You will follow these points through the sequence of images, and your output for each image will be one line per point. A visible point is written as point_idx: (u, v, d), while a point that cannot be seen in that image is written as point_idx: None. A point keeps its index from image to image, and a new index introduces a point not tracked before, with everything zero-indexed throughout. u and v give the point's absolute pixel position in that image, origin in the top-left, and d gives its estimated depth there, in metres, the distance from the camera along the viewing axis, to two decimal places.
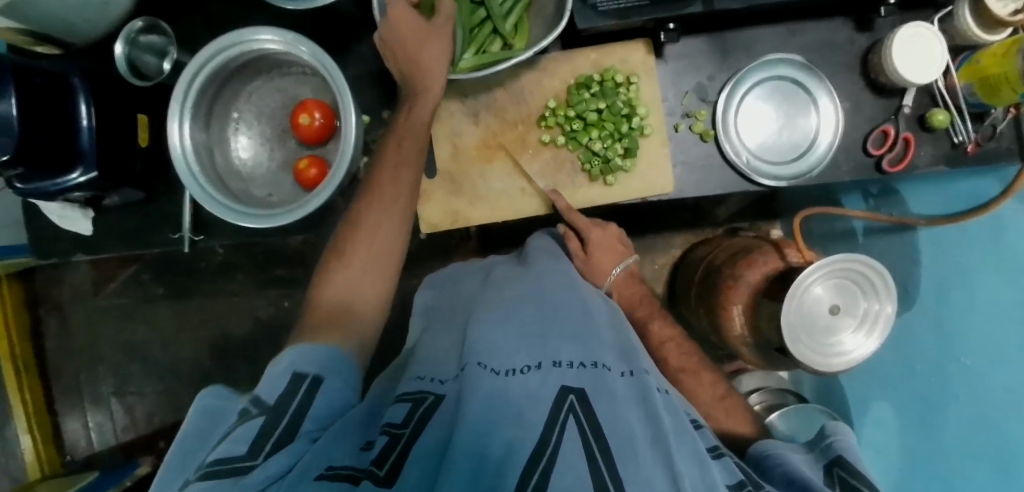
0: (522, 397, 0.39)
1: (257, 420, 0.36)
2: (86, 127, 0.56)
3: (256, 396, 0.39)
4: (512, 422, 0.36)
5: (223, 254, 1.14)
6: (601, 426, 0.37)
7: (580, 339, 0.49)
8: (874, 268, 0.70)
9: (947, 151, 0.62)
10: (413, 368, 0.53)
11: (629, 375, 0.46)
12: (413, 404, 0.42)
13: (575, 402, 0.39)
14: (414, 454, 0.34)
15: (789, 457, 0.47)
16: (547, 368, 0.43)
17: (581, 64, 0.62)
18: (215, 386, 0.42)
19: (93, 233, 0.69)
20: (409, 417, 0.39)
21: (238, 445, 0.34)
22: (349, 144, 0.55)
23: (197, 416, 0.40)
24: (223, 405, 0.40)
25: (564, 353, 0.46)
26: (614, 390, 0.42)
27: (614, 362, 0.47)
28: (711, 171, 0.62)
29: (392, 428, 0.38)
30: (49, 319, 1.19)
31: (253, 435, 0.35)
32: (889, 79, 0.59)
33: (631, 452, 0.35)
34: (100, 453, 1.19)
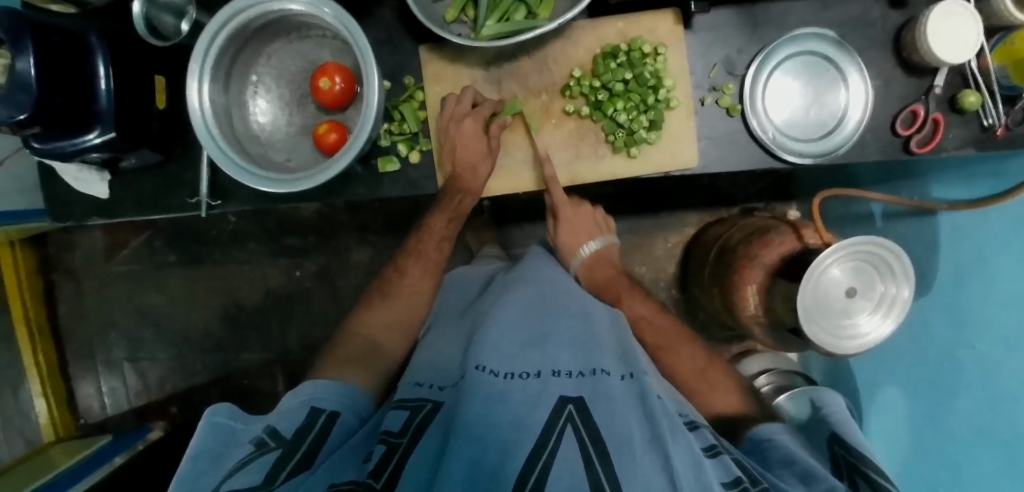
0: (522, 401, 0.41)
1: (274, 454, 0.41)
2: (104, 90, 0.54)
3: (274, 431, 0.44)
4: (509, 427, 0.38)
5: (235, 222, 1.15)
6: (600, 431, 0.38)
7: (578, 347, 0.50)
8: (893, 251, 0.69)
9: (977, 135, 0.61)
10: (413, 371, 0.55)
11: (630, 378, 0.45)
12: (410, 412, 0.45)
13: (573, 411, 0.39)
14: (408, 467, 0.37)
15: (792, 444, 0.49)
16: (545, 377, 0.44)
17: (608, 34, 0.60)
18: (220, 403, 0.47)
19: (110, 197, 0.69)
20: (406, 426, 0.43)
21: (255, 475, 0.38)
22: (372, 107, 0.53)
23: (205, 432, 0.44)
24: (231, 424, 0.46)
25: (563, 362, 0.47)
26: (613, 393, 0.43)
27: (614, 365, 0.47)
28: (736, 147, 0.61)
29: (389, 437, 0.41)
30: (63, 285, 1.19)
31: (267, 467, 0.39)
32: (922, 58, 0.58)
33: (628, 453, 0.37)
34: (112, 417, 1.21)
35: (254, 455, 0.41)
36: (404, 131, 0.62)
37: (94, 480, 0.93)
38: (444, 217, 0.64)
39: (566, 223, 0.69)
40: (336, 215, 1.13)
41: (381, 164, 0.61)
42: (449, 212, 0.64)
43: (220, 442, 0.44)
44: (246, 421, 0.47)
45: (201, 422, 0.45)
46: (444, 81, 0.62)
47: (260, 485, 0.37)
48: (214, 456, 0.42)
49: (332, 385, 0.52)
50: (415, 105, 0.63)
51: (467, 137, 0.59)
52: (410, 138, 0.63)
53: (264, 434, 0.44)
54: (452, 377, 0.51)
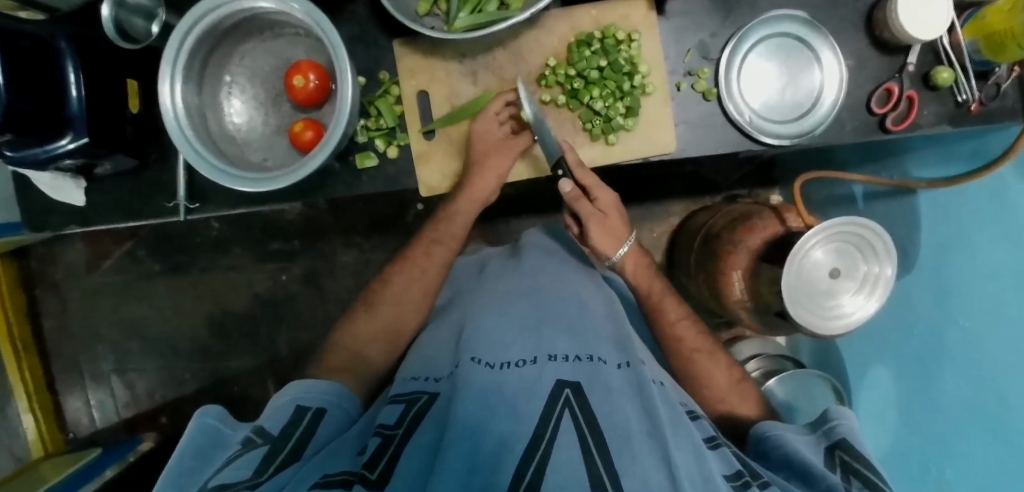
0: (518, 390, 0.40)
1: (262, 449, 0.40)
2: (75, 96, 0.54)
3: (261, 427, 0.44)
4: (507, 416, 0.37)
5: (219, 228, 1.14)
6: (599, 421, 0.37)
7: (575, 332, 0.50)
8: (874, 230, 0.70)
9: (951, 111, 0.62)
10: (408, 364, 0.55)
11: (626, 367, 0.47)
12: (405, 406, 0.44)
13: (571, 395, 0.40)
14: (403, 458, 0.36)
15: (790, 440, 0.48)
16: (542, 362, 0.44)
17: (581, 22, 0.60)
18: (211, 406, 0.47)
19: (87, 204, 0.68)
20: (401, 419, 0.42)
21: (244, 470, 0.37)
22: (347, 102, 0.53)
23: (194, 433, 0.44)
24: (219, 427, 0.46)
25: (559, 347, 0.47)
26: (611, 383, 0.43)
27: (609, 354, 0.48)
28: (714, 130, 0.62)
29: (384, 429, 0.41)
30: (46, 298, 1.18)
31: (257, 461, 0.38)
32: (894, 35, 0.58)
33: (627, 441, 0.36)
34: (102, 430, 1.19)
35: (242, 451, 0.40)
36: (380, 127, 0.62)
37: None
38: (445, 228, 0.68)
39: (606, 213, 0.62)
40: (321, 217, 1.12)
41: (359, 160, 0.61)
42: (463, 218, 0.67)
43: (208, 443, 0.44)
44: (236, 427, 0.47)
45: (190, 424, 0.45)
46: (420, 75, 0.62)
47: (250, 478, 0.36)
48: (203, 459, 0.41)
49: (329, 385, 0.52)
50: (391, 100, 0.62)
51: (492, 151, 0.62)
52: (387, 133, 0.63)
53: (251, 432, 0.43)
54: (447, 368, 0.50)
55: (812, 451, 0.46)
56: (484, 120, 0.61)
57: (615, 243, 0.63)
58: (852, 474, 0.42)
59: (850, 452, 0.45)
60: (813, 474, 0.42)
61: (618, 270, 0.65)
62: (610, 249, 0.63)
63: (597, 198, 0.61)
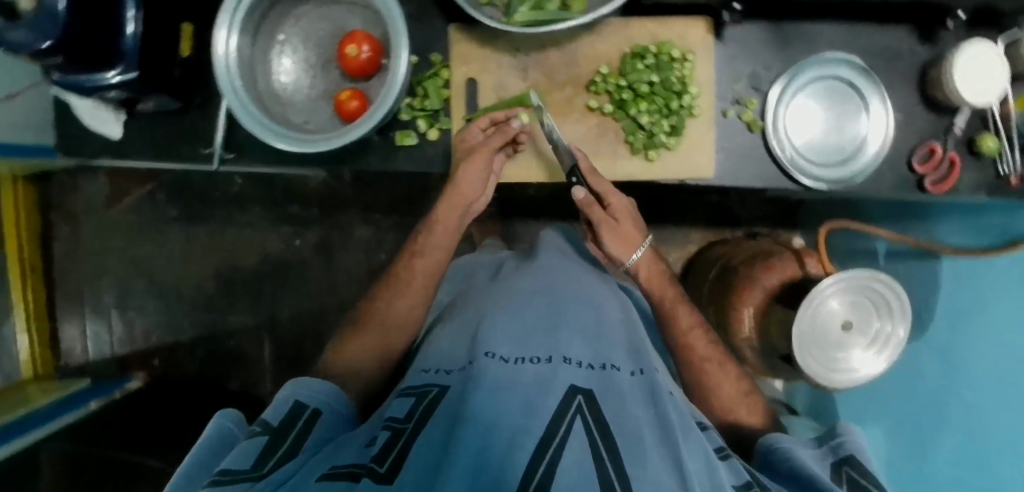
0: (532, 387, 0.40)
1: (263, 438, 0.42)
2: (131, 33, 0.54)
3: (262, 419, 0.45)
4: (520, 412, 0.37)
5: (241, 184, 1.15)
6: (610, 428, 0.38)
7: (590, 338, 0.50)
8: (893, 289, 0.69)
9: (991, 180, 0.61)
10: (421, 359, 0.55)
11: (638, 374, 0.47)
12: (415, 400, 0.45)
13: (583, 402, 0.39)
14: (413, 454, 0.36)
15: (797, 452, 0.47)
16: (557, 363, 0.44)
17: (638, 34, 0.61)
18: (227, 410, 0.47)
19: (123, 138, 0.68)
20: (411, 413, 0.43)
21: (244, 460, 0.39)
22: (397, 78, 0.54)
23: (211, 436, 0.44)
24: (235, 432, 0.46)
25: (574, 351, 0.46)
26: (623, 391, 0.43)
27: (623, 362, 0.48)
28: (753, 162, 0.62)
29: (394, 424, 0.41)
30: (60, 226, 1.18)
31: (256, 453, 0.40)
32: (946, 96, 0.58)
33: (638, 450, 0.36)
34: (94, 363, 1.20)
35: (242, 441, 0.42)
36: (425, 107, 0.62)
37: (58, 425, 0.88)
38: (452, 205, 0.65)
39: (618, 219, 0.61)
40: (343, 189, 1.13)
41: (399, 137, 0.62)
42: (462, 203, 0.64)
43: (223, 446, 0.44)
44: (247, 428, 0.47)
45: (207, 427, 0.45)
46: (472, 62, 0.62)
47: (249, 471, 0.38)
48: (213, 454, 0.42)
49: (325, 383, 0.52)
50: (440, 83, 0.63)
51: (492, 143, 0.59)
52: (430, 114, 0.63)
53: (254, 424, 0.44)
54: (460, 361, 0.49)
55: (820, 465, 0.46)
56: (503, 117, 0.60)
57: (628, 249, 0.62)
58: None
59: (859, 469, 0.45)
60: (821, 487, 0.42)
61: (634, 277, 0.64)
62: (624, 255, 0.62)
63: (610, 206, 0.61)
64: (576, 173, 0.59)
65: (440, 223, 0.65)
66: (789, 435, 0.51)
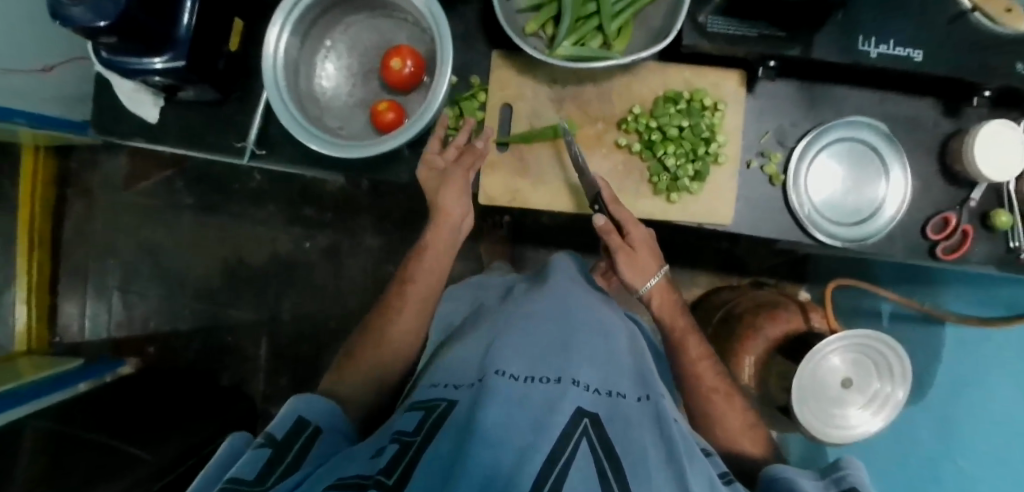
0: (541, 406, 0.41)
1: (265, 451, 0.41)
2: (185, 22, 0.55)
3: (267, 432, 0.44)
4: (528, 430, 0.38)
5: (260, 181, 1.16)
6: (614, 445, 0.39)
7: (598, 363, 0.50)
8: (897, 352, 0.70)
9: (1002, 255, 0.63)
10: (430, 375, 0.55)
11: (645, 400, 0.48)
12: (424, 413, 0.45)
13: (589, 426, 0.40)
14: (419, 468, 0.36)
15: (799, 483, 0.46)
16: (566, 384, 0.44)
17: (673, 80, 0.63)
18: (240, 431, 0.46)
19: (158, 123, 0.69)
20: (420, 426, 0.43)
21: (247, 471, 0.38)
22: (437, 95, 0.55)
23: (223, 454, 0.43)
24: (242, 450, 0.45)
25: (583, 374, 0.47)
26: (628, 415, 0.44)
27: (629, 387, 0.49)
28: (772, 214, 0.63)
29: (403, 436, 0.42)
30: (74, 201, 1.19)
31: (259, 465, 0.39)
32: (965, 169, 0.60)
33: (642, 471, 0.38)
34: (89, 343, 1.19)
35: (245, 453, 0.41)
36: (458, 126, 0.64)
37: (18, 414, 0.84)
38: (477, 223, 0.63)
39: (637, 247, 0.61)
40: (359, 197, 1.14)
41: None
42: (456, 220, 0.64)
43: (230, 461, 0.43)
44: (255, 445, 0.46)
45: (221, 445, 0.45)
46: (510, 89, 0.63)
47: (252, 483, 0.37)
48: (220, 469, 0.41)
49: (325, 400, 0.52)
50: (476, 105, 0.64)
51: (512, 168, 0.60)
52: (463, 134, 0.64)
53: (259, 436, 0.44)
54: (469, 377, 0.49)
55: None
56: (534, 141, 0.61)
57: (642, 275, 0.62)
58: None
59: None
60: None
61: (646, 302, 0.65)
62: (638, 282, 0.63)
63: (630, 233, 0.60)
64: (599, 201, 0.60)
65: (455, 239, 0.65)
66: (792, 466, 0.49)
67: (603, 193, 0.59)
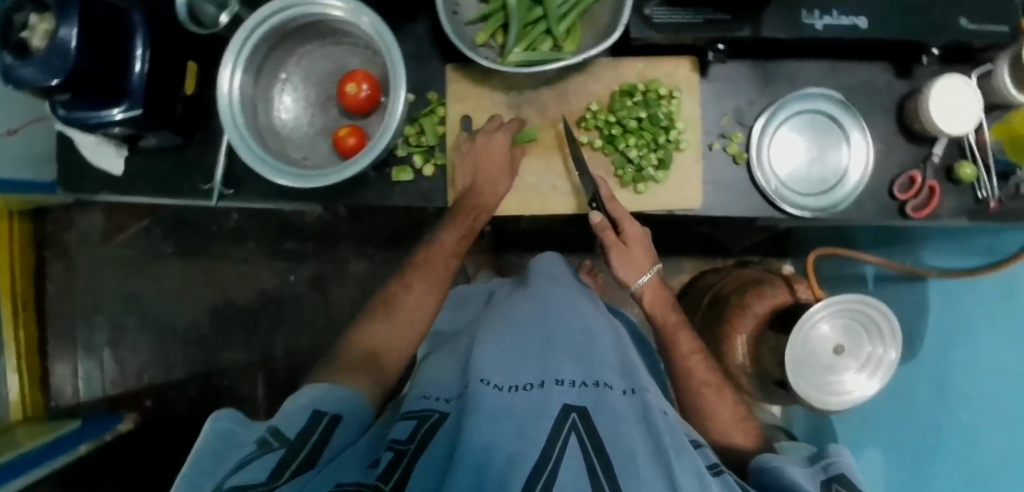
0: (526, 412, 0.41)
1: (276, 453, 0.39)
2: (138, 70, 0.56)
3: (275, 430, 0.43)
4: (514, 438, 0.38)
5: (238, 220, 1.16)
6: (603, 442, 0.38)
7: (583, 360, 0.50)
8: (884, 313, 0.70)
9: (970, 206, 0.63)
10: (416, 387, 0.55)
11: (631, 394, 0.47)
12: (417, 421, 0.45)
13: (577, 420, 0.40)
14: (414, 476, 0.37)
15: (788, 470, 0.47)
16: (550, 387, 0.44)
17: (627, 73, 0.63)
18: (224, 408, 0.45)
19: (123, 174, 0.69)
20: (413, 434, 0.43)
21: (259, 473, 0.36)
22: (395, 115, 0.55)
23: (209, 436, 0.42)
24: (234, 428, 0.44)
25: (566, 372, 0.46)
26: (616, 408, 0.43)
27: (616, 380, 0.48)
28: (739, 193, 0.64)
29: (397, 444, 0.41)
30: (55, 262, 1.18)
31: (271, 466, 0.38)
32: (923, 127, 0.61)
33: (632, 466, 0.37)
34: (85, 402, 1.18)
35: (257, 454, 0.39)
36: (421, 143, 0.64)
37: None
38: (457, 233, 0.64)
39: (631, 245, 0.62)
40: (338, 224, 1.14)
41: (396, 173, 0.64)
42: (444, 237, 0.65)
43: (223, 446, 0.42)
44: (250, 426, 0.45)
45: (202, 428, 0.43)
46: (467, 101, 0.64)
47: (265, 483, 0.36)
48: (219, 462, 0.40)
49: (346, 388, 0.50)
50: (436, 120, 0.65)
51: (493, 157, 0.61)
52: (427, 150, 0.65)
53: (265, 433, 0.42)
54: (456, 389, 0.49)
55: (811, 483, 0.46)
56: (500, 150, 0.61)
57: (636, 272, 0.64)
58: None
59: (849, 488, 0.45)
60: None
61: (638, 298, 0.66)
62: (631, 278, 0.65)
63: (625, 229, 0.61)
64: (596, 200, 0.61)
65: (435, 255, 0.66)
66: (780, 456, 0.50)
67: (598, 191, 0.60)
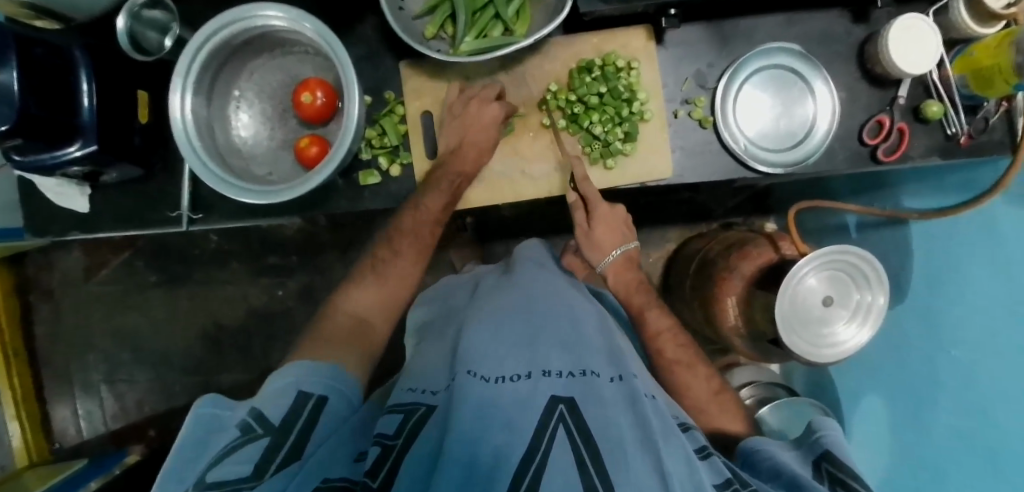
0: (512, 403, 0.40)
1: (263, 442, 0.40)
2: (87, 105, 0.54)
3: (260, 415, 0.43)
4: (502, 429, 0.37)
5: (218, 241, 1.15)
6: (591, 431, 0.38)
7: (568, 348, 0.50)
8: (866, 259, 0.70)
9: (940, 143, 0.63)
10: (403, 380, 0.55)
11: (618, 380, 0.47)
12: (403, 416, 0.45)
13: (565, 410, 0.40)
14: (400, 472, 0.37)
15: (778, 453, 0.48)
16: (536, 378, 0.44)
17: (583, 50, 0.63)
18: (207, 395, 0.46)
19: (90, 211, 0.69)
20: (400, 429, 0.43)
21: (243, 466, 0.37)
22: (353, 118, 0.54)
23: (190, 425, 0.43)
24: (216, 413, 0.44)
25: (552, 362, 0.47)
26: (603, 394, 0.43)
27: (602, 367, 0.48)
28: (709, 156, 0.63)
29: (383, 439, 0.41)
30: (39, 306, 1.18)
31: (256, 458, 0.38)
32: (885, 69, 0.60)
33: (620, 453, 0.36)
34: (89, 441, 1.18)
35: (241, 442, 0.40)
36: (384, 144, 0.63)
37: None
38: (425, 229, 0.63)
39: (596, 226, 0.64)
40: (319, 234, 1.13)
41: (362, 177, 0.63)
42: (419, 242, 0.64)
43: (203, 430, 0.43)
44: (234, 408, 0.45)
45: (189, 413, 0.44)
46: (425, 96, 0.64)
47: (249, 478, 0.36)
48: (197, 451, 0.41)
49: (330, 367, 0.51)
50: (396, 119, 0.64)
51: (475, 126, 0.60)
52: (390, 151, 0.64)
53: (251, 417, 0.42)
54: (444, 381, 0.49)
55: (800, 463, 0.47)
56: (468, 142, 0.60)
57: (600, 253, 0.66)
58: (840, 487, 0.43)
59: (838, 467, 0.45)
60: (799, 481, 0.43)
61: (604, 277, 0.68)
62: (595, 257, 0.67)
63: (592, 229, 0.65)
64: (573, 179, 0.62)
65: (406, 255, 0.64)
66: (771, 438, 0.52)
67: (574, 170, 0.61)
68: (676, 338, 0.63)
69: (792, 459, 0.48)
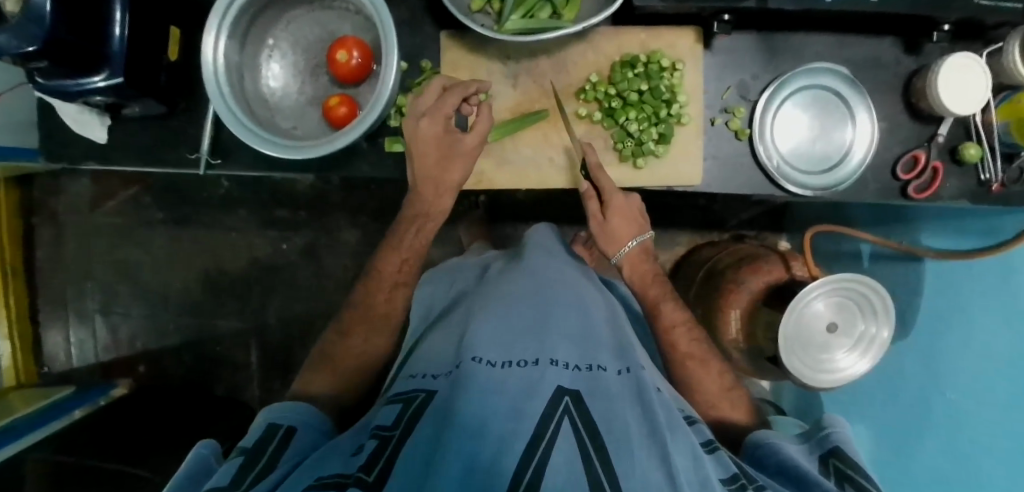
0: (519, 389, 0.41)
1: (239, 460, 0.41)
2: (118, 34, 0.52)
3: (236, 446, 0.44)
4: (506, 417, 0.37)
5: (228, 187, 1.14)
6: (598, 426, 0.38)
7: (576, 339, 0.50)
8: (876, 291, 0.69)
9: (972, 187, 0.62)
10: (410, 364, 0.56)
11: (625, 373, 0.48)
12: (402, 406, 0.45)
13: (570, 403, 0.40)
14: (402, 457, 0.37)
15: (785, 448, 0.49)
16: (544, 366, 0.44)
17: (628, 43, 0.61)
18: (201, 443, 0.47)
19: (108, 142, 0.67)
20: (398, 420, 0.43)
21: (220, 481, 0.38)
22: (387, 85, 0.53)
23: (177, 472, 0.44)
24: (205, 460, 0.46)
25: (560, 352, 0.47)
26: (610, 389, 0.44)
27: (610, 361, 0.49)
28: (741, 169, 0.63)
29: (382, 430, 0.42)
30: (42, 229, 1.17)
31: (232, 473, 0.39)
32: (930, 105, 0.59)
33: (626, 448, 0.37)
34: (77, 369, 1.19)
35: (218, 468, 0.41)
36: None
37: None
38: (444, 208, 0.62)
39: (611, 217, 0.62)
40: (331, 193, 1.13)
41: (388, 143, 0.62)
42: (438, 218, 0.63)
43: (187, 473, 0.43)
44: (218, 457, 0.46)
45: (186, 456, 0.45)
46: (462, 70, 0.62)
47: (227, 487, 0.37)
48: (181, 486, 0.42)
49: (301, 405, 0.52)
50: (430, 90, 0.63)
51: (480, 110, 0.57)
52: None
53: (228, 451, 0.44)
54: (446, 365, 0.50)
55: (807, 459, 0.49)
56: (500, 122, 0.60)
57: (615, 245, 0.64)
58: (848, 482, 0.45)
59: (846, 462, 0.47)
60: (807, 478, 0.44)
61: (619, 269, 0.66)
62: (612, 250, 0.65)
63: (608, 221, 0.62)
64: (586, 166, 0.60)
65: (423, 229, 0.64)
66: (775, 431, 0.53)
67: (587, 158, 0.59)
68: (691, 332, 0.64)
69: (800, 455, 0.49)
